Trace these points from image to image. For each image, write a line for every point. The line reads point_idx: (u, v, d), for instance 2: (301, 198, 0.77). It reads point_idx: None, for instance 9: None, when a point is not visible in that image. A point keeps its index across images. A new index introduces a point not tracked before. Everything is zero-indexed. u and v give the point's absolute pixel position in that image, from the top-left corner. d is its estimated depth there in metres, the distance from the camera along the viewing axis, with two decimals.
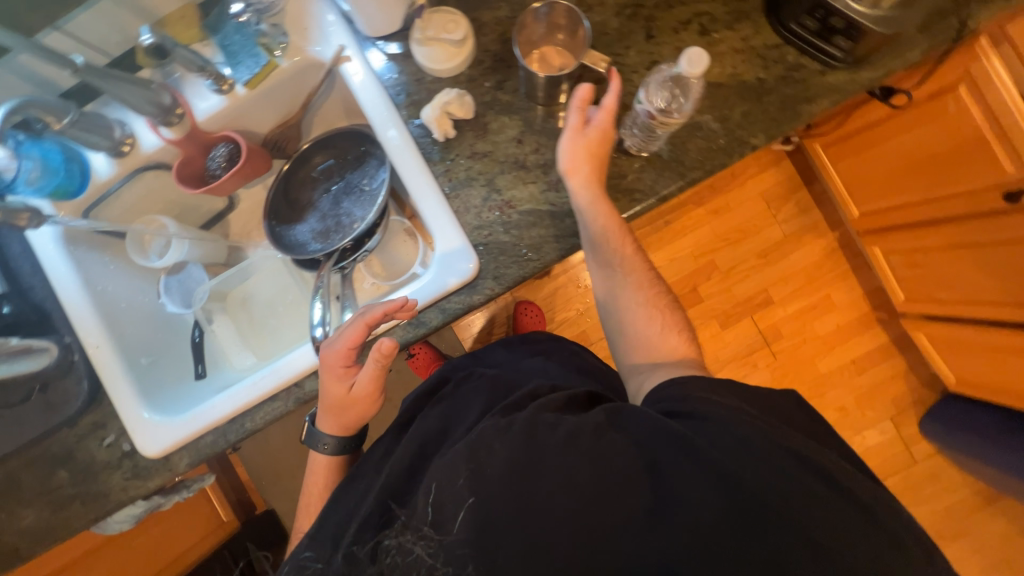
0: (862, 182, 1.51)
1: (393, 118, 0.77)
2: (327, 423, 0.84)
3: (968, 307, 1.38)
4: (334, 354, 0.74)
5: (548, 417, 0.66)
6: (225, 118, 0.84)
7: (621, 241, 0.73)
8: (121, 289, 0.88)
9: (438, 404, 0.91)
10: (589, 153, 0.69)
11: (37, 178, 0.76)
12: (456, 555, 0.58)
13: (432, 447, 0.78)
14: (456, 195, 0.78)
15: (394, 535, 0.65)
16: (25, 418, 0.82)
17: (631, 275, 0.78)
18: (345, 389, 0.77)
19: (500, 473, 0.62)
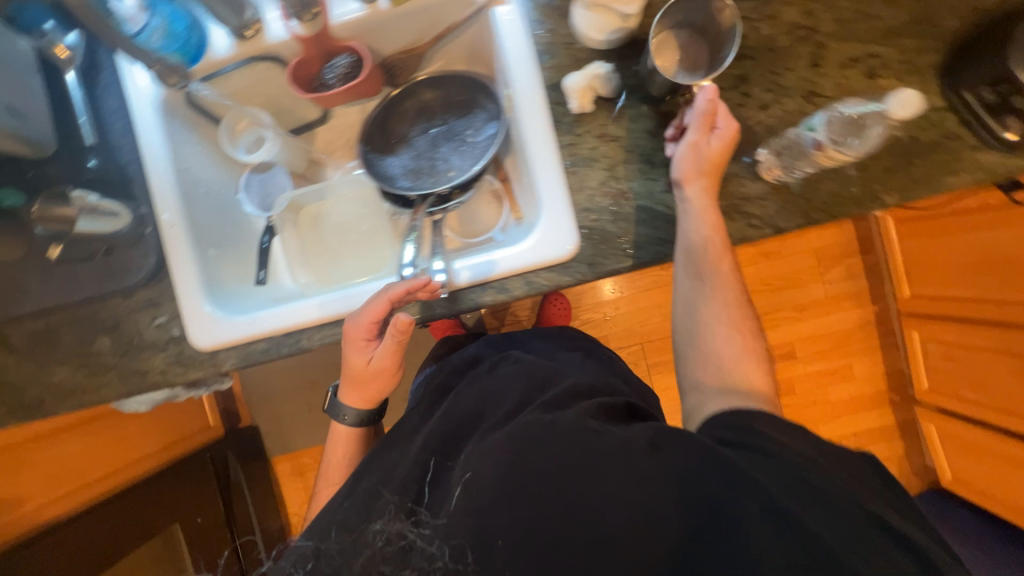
0: (926, 265, 1.50)
1: (533, 77, 0.74)
2: (353, 395, 0.86)
3: (989, 413, 1.40)
4: (353, 325, 0.75)
5: (586, 422, 0.62)
6: (358, 29, 0.80)
7: (721, 258, 0.69)
8: (203, 174, 0.85)
9: (470, 383, 0.87)
10: (709, 165, 0.68)
11: (158, 39, 0.72)
12: (452, 543, 0.58)
13: (455, 431, 0.77)
14: (574, 171, 0.75)
15: (385, 520, 0.66)
16: (82, 276, 0.81)
17: (722, 291, 0.69)
18: (365, 362, 0.79)
19: (519, 475, 0.59)
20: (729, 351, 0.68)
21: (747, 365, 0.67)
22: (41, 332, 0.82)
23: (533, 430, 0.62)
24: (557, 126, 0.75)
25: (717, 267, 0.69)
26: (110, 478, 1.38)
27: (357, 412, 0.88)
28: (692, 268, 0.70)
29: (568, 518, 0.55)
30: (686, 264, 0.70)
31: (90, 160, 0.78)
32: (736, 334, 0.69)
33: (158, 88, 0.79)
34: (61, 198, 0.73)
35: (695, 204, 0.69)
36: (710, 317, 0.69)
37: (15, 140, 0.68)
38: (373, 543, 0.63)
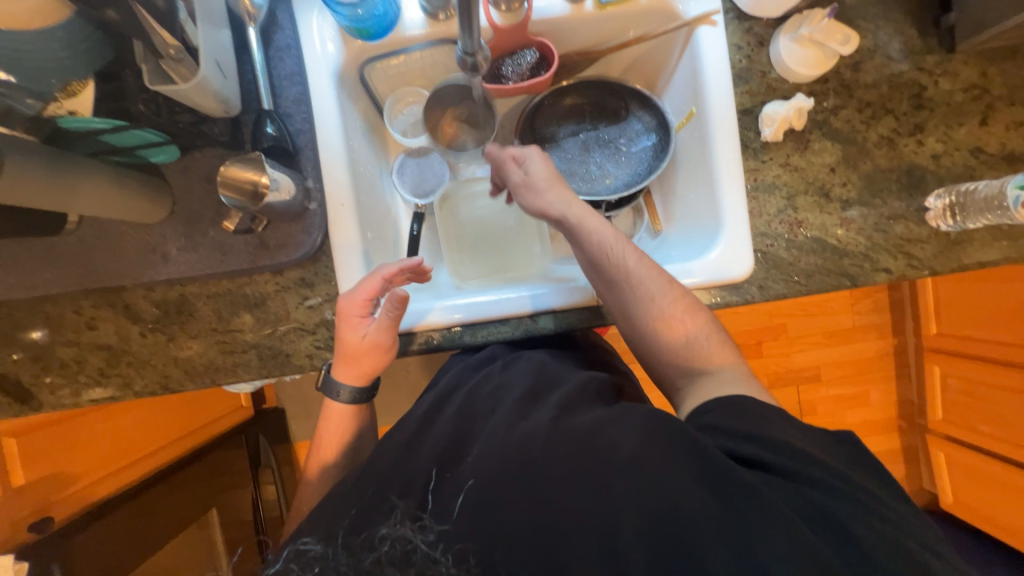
0: (956, 308, 1.56)
1: (728, 100, 0.77)
2: (343, 370, 0.74)
3: (1006, 446, 1.49)
4: (348, 304, 0.70)
5: (594, 432, 0.55)
6: (553, 26, 0.79)
7: (622, 252, 0.70)
8: (363, 152, 0.82)
9: (480, 379, 0.70)
10: (545, 177, 0.75)
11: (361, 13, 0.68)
12: (454, 549, 0.50)
13: (464, 429, 0.61)
14: (755, 196, 0.78)
15: (389, 523, 0.52)
16: (231, 249, 0.75)
17: (645, 290, 0.69)
18: (358, 339, 0.71)
19: (513, 485, 0.52)
20: (681, 338, 0.68)
21: (703, 342, 0.68)
22: (175, 303, 0.76)
23: (537, 441, 0.55)
24: (744, 150, 0.79)
25: (626, 267, 0.69)
26: (161, 454, 1.24)
27: (351, 390, 0.75)
28: (606, 280, 0.71)
29: (570, 530, 0.49)
30: (602, 280, 0.72)
31: (268, 126, 0.72)
32: (684, 318, 0.68)
33: (340, 58, 0.75)
34: (249, 163, 0.67)
35: (576, 212, 0.73)
36: (659, 311, 0.69)
37: (215, 98, 0.63)
38: (375, 547, 0.50)
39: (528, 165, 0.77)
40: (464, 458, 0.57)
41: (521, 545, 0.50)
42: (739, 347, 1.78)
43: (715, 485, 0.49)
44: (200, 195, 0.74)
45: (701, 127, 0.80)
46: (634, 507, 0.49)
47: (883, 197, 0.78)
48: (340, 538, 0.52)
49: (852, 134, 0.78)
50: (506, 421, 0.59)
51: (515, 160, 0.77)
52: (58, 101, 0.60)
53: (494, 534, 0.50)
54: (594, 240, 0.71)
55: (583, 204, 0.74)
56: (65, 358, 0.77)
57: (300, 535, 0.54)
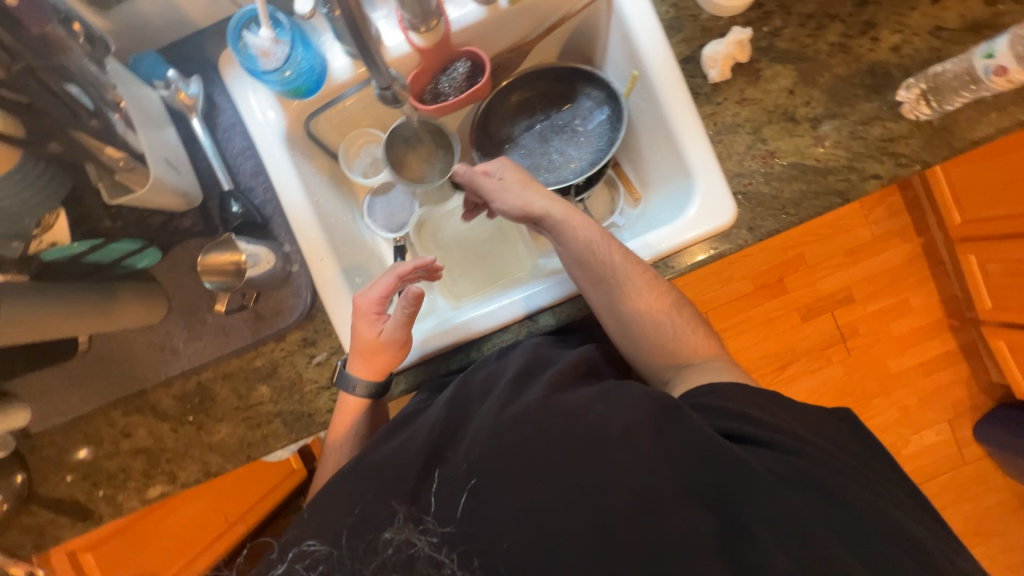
0: (976, 190, 1.47)
1: (665, 51, 0.75)
2: (358, 364, 0.72)
3: None
4: (364, 301, 0.71)
5: (584, 410, 0.54)
6: (475, 32, 0.80)
7: (609, 249, 0.70)
8: (331, 204, 0.84)
9: (476, 366, 0.70)
10: (524, 177, 0.75)
11: (289, 75, 0.71)
12: (459, 549, 0.49)
13: (459, 414, 0.61)
14: (719, 140, 0.77)
15: (395, 529, 0.50)
16: (231, 328, 0.78)
17: (631, 285, 0.69)
18: (374, 334, 0.71)
19: (517, 460, 0.51)
20: (667, 331, 0.69)
21: (694, 333, 0.69)
22: (195, 392, 0.79)
23: (530, 415, 0.54)
24: (695, 98, 0.77)
25: (613, 265, 0.69)
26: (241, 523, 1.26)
27: (368, 385, 0.72)
28: (594, 276, 0.70)
29: (564, 496, 0.49)
30: (589, 279, 0.71)
31: (233, 205, 0.75)
32: (668, 311, 0.70)
33: (281, 121, 0.77)
34: (224, 246, 0.71)
35: (559, 212, 0.72)
36: (649, 308, 0.69)
37: (175, 194, 0.66)
38: (379, 550, 0.49)
39: (498, 172, 0.76)
40: (456, 447, 0.56)
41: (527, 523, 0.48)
42: (760, 287, 1.71)
43: None
44: (189, 287, 0.77)
45: (648, 88, 0.79)
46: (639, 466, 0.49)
47: (851, 103, 0.75)
48: (345, 539, 0.51)
49: (801, 51, 0.76)
50: (496, 406, 0.59)
51: (485, 173, 0.76)
52: (39, 237, 0.65)
53: (501, 519, 0.49)
54: (583, 240, 0.71)
55: (565, 203, 0.74)
56: (111, 469, 0.80)
57: (304, 536, 0.52)
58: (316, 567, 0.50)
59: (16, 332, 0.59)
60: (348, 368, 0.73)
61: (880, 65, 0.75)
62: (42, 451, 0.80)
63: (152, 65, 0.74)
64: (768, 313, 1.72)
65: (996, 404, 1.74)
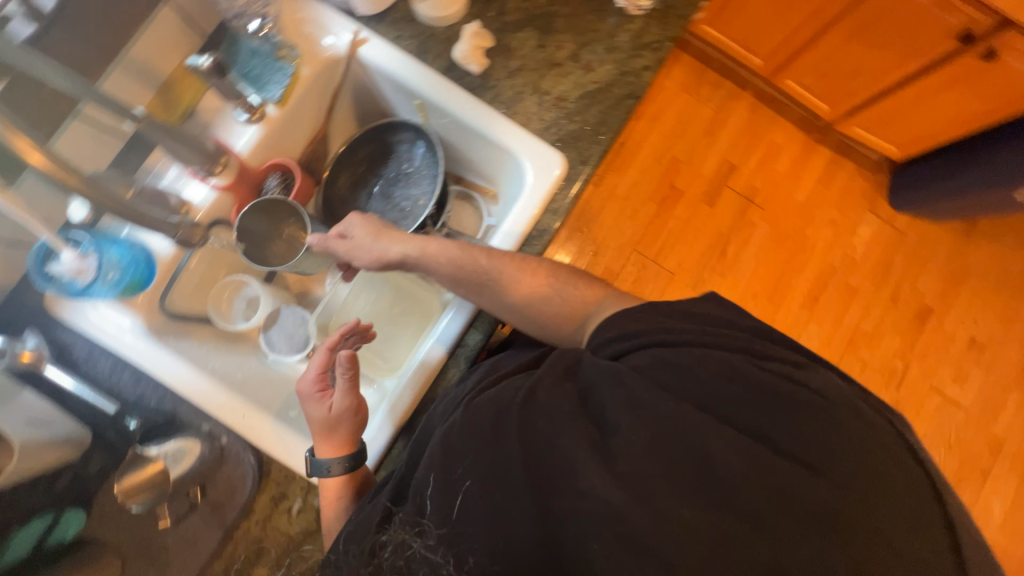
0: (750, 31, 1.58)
1: (427, 72, 0.84)
2: (323, 444, 0.69)
3: (881, 81, 1.47)
4: (304, 383, 0.70)
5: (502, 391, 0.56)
6: (267, 147, 0.86)
7: (472, 256, 0.74)
8: (229, 363, 0.83)
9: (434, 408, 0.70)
10: (372, 226, 0.78)
11: (114, 275, 0.71)
12: (456, 550, 0.49)
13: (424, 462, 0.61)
14: (515, 111, 0.84)
15: (392, 530, 0.54)
16: (196, 535, 0.72)
17: (509, 274, 0.72)
18: (325, 408, 0.69)
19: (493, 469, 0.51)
20: (564, 296, 0.71)
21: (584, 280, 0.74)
22: None
23: (481, 423, 0.54)
24: (475, 92, 0.85)
25: (485, 268, 0.73)
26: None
27: (341, 459, 0.67)
28: (474, 287, 0.73)
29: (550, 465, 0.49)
30: (472, 291, 0.73)
31: (131, 420, 0.75)
32: (552, 283, 0.72)
33: (135, 320, 0.76)
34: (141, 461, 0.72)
35: (414, 251, 0.76)
36: (533, 287, 0.72)
37: (53, 445, 0.68)
38: (376, 553, 0.53)
39: (350, 233, 0.79)
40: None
41: (530, 503, 0.48)
42: (662, 202, 1.68)
43: None
44: (131, 525, 0.72)
45: (435, 107, 0.86)
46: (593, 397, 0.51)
47: (590, 29, 0.86)
48: (341, 545, 0.57)
49: (529, 15, 0.87)
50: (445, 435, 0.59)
51: (340, 236, 0.79)
52: None
53: (500, 523, 0.49)
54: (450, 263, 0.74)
55: (419, 239, 0.77)
56: None
57: None
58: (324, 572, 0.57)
59: None
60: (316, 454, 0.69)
61: None
62: None
63: None
64: (682, 219, 1.68)
65: None
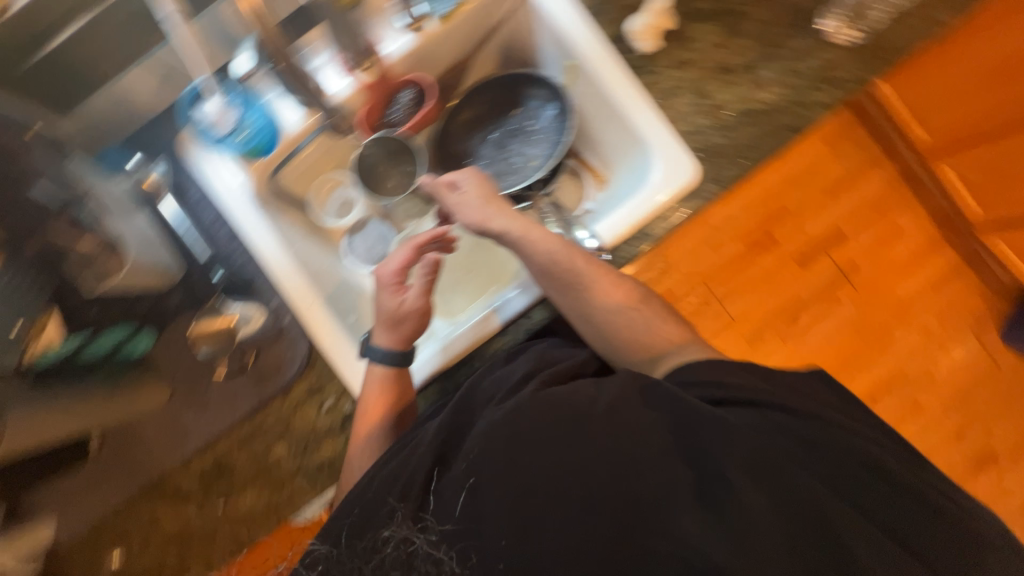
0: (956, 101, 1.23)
1: (592, 35, 0.79)
2: (382, 332, 0.72)
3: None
4: (384, 272, 0.73)
5: (572, 393, 0.53)
6: (413, 60, 0.85)
7: (571, 257, 0.68)
8: (310, 252, 0.85)
9: (480, 376, 0.67)
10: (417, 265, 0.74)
11: (245, 136, 0.78)
12: (459, 546, 0.49)
13: (464, 422, 0.60)
14: (665, 105, 0.79)
15: (392, 527, 0.53)
16: (238, 393, 0.78)
17: (598, 284, 0.67)
18: (397, 304, 0.72)
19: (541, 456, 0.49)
20: (645, 330, 0.67)
21: (667, 320, 0.68)
22: (214, 467, 0.79)
23: (550, 404, 0.52)
24: (633, 72, 0.80)
25: (577, 270, 0.68)
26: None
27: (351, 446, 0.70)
28: (561, 285, 0.68)
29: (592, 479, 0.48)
30: (556, 288, 0.69)
31: (218, 271, 0.78)
32: (640, 308, 0.68)
33: (247, 183, 0.79)
34: (214, 311, 0.77)
35: (515, 227, 0.72)
36: (617, 305, 0.67)
37: (155, 269, 0.72)
38: (379, 549, 0.52)
39: (385, 272, 0.73)
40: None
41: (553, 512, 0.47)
42: None
43: None
44: (187, 363, 0.78)
45: (587, 75, 0.82)
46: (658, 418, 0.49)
47: (782, 44, 0.77)
48: (343, 538, 0.55)
49: (721, 7, 0.79)
50: (496, 406, 0.57)
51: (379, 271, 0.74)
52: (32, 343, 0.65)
53: (523, 505, 0.48)
54: (535, 250, 0.70)
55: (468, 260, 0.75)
56: (144, 566, 0.78)
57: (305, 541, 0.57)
58: (319, 565, 0.55)
59: (19, 433, 0.64)
60: (373, 339, 0.73)
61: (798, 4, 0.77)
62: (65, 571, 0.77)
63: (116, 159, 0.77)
64: None
65: None
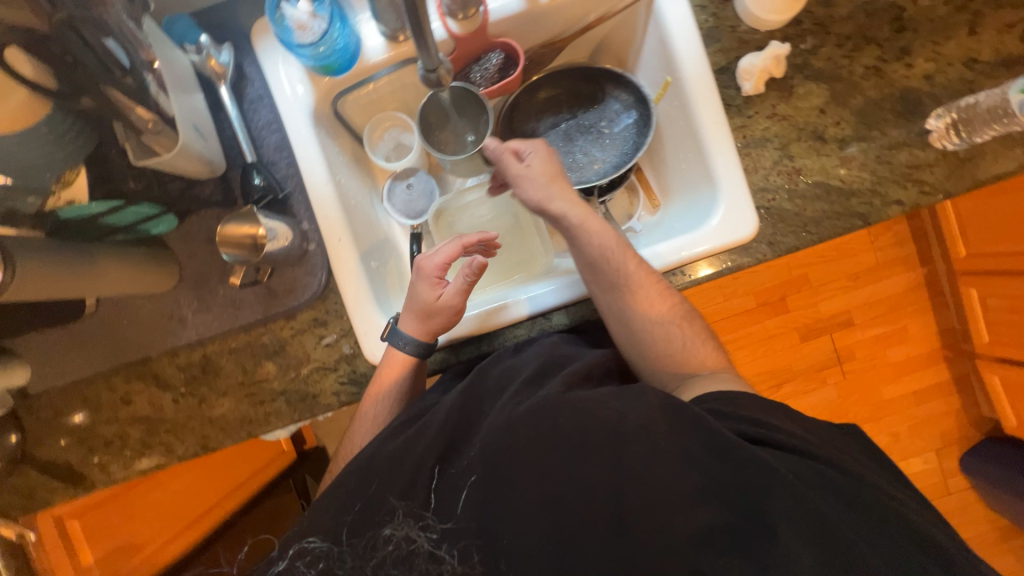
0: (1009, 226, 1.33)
1: (699, 57, 0.75)
2: (411, 320, 0.72)
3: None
4: (428, 263, 0.71)
5: (578, 413, 0.54)
6: (511, 24, 0.80)
7: (623, 257, 0.70)
8: (351, 185, 0.83)
9: (490, 361, 0.69)
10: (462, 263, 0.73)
11: (320, 51, 0.70)
12: (460, 545, 0.51)
13: (474, 407, 0.62)
14: (747, 152, 0.77)
15: (394, 525, 0.52)
16: (243, 302, 0.77)
17: (640, 290, 0.70)
18: (433, 298, 0.71)
19: (542, 458, 0.51)
20: (675, 342, 0.70)
21: (697, 346, 0.71)
22: (199, 364, 0.78)
23: (559, 413, 0.54)
24: (727, 109, 0.77)
25: (626, 271, 0.70)
26: (230, 500, 1.25)
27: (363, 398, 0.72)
28: (605, 283, 0.70)
29: (576, 502, 0.49)
30: (600, 284, 0.71)
31: (255, 177, 0.74)
32: (679, 324, 0.71)
33: (310, 96, 0.76)
34: (245, 218, 0.69)
35: (574, 215, 0.72)
36: (655, 315, 0.70)
37: (198, 159, 0.66)
38: (379, 547, 0.51)
39: (429, 262, 0.72)
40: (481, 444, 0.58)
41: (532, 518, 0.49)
42: (762, 304, 1.66)
43: None
44: (201, 257, 0.76)
45: (680, 95, 0.79)
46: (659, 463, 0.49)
47: (880, 128, 0.75)
48: (345, 536, 0.52)
49: (836, 71, 0.76)
50: (510, 403, 0.59)
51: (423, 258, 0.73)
52: (57, 192, 0.64)
53: (513, 508, 0.50)
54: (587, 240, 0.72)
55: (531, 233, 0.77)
56: (108, 435, 0.79)
57: (304, 533, 0.54)
58: (316, 563, 0.52)
59: (25, 288, 0.56)
60: (399, 323, 0.73)
61: (909, 94, 0.75)
62: (39, 413, 0.79)
63: (185, 29, 0.73)
64: (769, 330, 1.67)
65: (984, 437, 1.72)
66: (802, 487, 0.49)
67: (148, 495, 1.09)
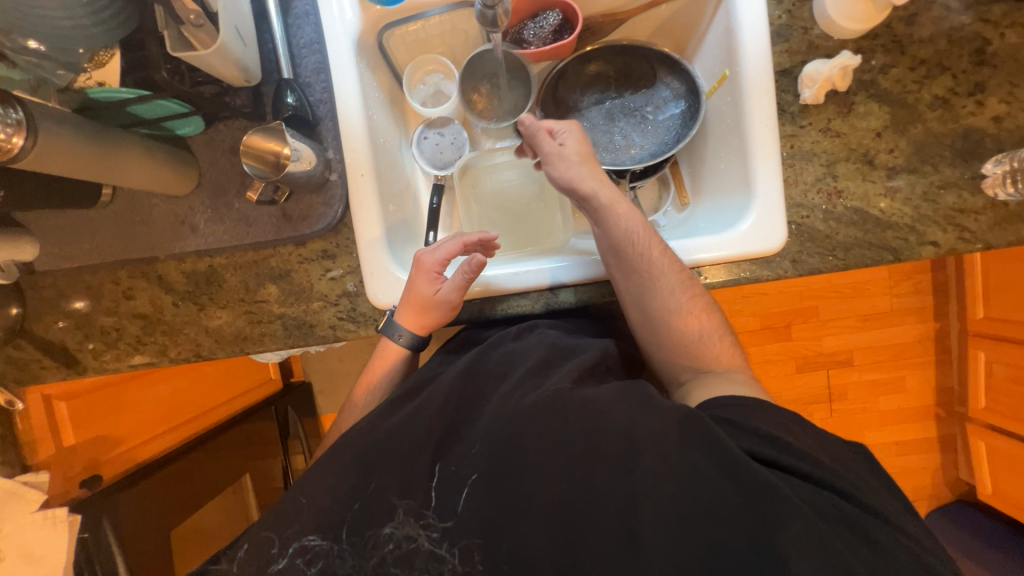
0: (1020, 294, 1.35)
1: (764, 55, 0.72)
2: (409, 314, 0.72)
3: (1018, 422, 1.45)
4: (429, 259, 0.71)
5: (573, 413, 0.55)
6: None
7: (648, 243, 0.68)
8: (383, 124, 0.81)
9: (494, 343, 0.71)
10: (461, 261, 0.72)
11: None
12: (460, 545, 0.53)
13: (473, 391, 0.63)
14: (791, 163, 0.74)
15: (395, 525, 0.55)
16: (256, 221, 0.76)
17: (661, 281, 0.67)
18: (432, 292, 0.71)
19: (542, 453, 0.54)
20: (692, 335, 0.68)
21: (713, 341, 0.68)
22: (204, 274, 0.78)
23: (551, 409, 0.56)
24: (780, 115, 0.74)
25: (651, 259, 0.68)
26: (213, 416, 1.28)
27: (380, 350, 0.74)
28: (627, 267, 0.68)
29: (561, 500, 0.52)
30: (620, 267, 0.69)
31: (288, 95, 0.73)
32: (698, 318, 0.68)
33: (357, 22, 0.74)
34: (272, 133, 0.67)
35: (606, 196, 0.69)
36: (674, 305, 0.68)
37: (234, 65, 0.65)
38: (380, 545, 0.54)
39: (429, 258, 0.71)
40: (477, 420, 0.60)
41: (519, 514, 0.52)
42: (766, 328, 1.64)
43: (723, 465, 0.50)
44: (222, 167, 0.76)
45: (735, 90, 0.76)
46: (651, 490, 0.50)
47: (934, 163, 0.72)
48: (345, 535, 0.54)
49: (902, 96, 0.73)
50: (512, 395, 0.60)
51: (422, 252, 0.72)
52: (88, 72, 0.64)
53: (509, 518, 0.53)
54: (621, 224, 0.68)
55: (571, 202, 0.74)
56: (105, 325, 0.80)
57: (303, 531, 0.55)
58: (315, 560, 0.54)
59: (41, 159, 0.56)
60: (397, 316, 0.73)
61: (973, 134, 0.71)
62: (42, 291, 0.80)
63: None
64: (767, 354, 1.65)
65: (954, 498, 1.72)
66: (802, 511, 0.48)
67: (133, 396, 1.10)
